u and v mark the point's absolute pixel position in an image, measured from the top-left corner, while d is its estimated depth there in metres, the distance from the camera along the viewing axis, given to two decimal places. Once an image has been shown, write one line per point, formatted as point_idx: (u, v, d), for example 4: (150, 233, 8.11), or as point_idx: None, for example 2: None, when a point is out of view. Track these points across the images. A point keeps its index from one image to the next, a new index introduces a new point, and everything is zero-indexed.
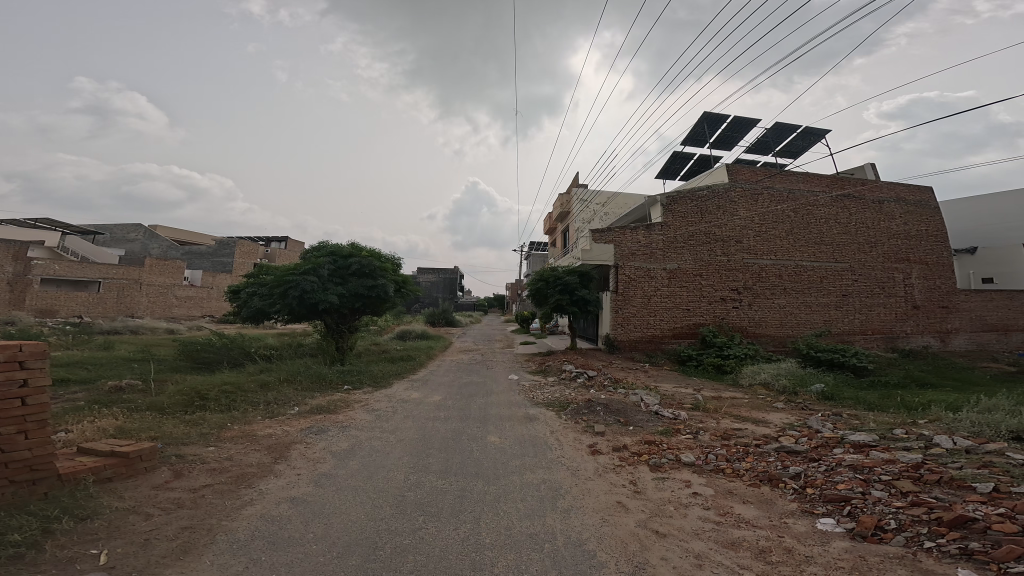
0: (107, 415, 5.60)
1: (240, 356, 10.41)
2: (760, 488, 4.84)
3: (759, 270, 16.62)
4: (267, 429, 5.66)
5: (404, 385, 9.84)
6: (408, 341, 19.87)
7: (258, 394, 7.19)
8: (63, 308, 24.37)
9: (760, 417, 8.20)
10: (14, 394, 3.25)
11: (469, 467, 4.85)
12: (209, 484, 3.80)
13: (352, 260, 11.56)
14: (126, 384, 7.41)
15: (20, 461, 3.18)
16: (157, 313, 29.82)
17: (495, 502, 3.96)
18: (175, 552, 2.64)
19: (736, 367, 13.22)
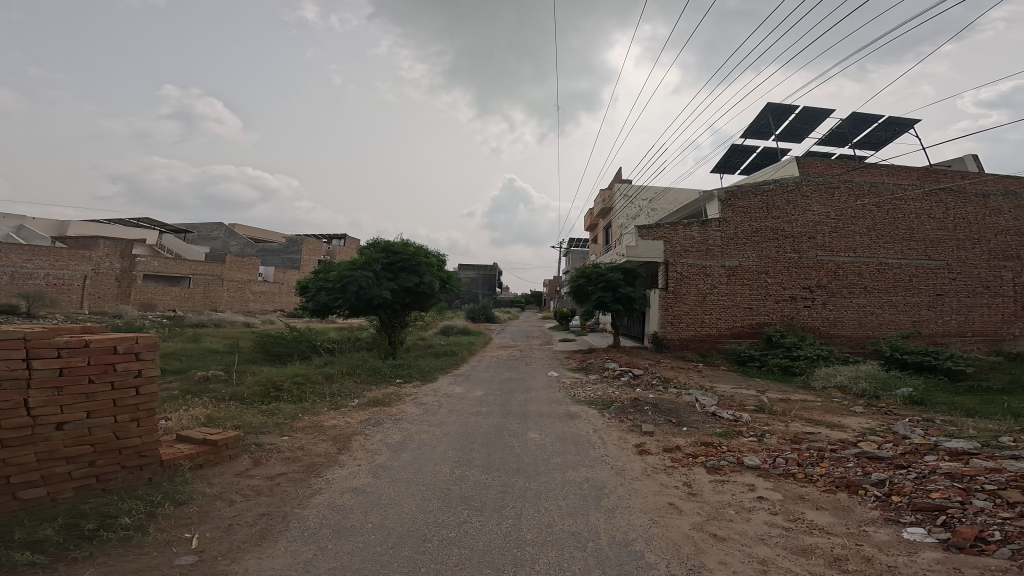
0: (198, 404, 6.32)
1: (307, 349, 11.27)
2: (836, 494, 4.49)
3: (834, 268, 15.18)
4: (332, 420, 6.12)
5: (449, 379, 10.17)
6: (449, 336, 20.39)
7: (323, 385, 7.77)
8: (158, 302, 27.52)
9: (835, 421, 7.56)
10: (130, 384, 3.76)
11: (512, 463, 4.93)
12: (283, 472, 4.19)
13: (403, 256, 12.06)
14: (211, 374, 8.33)
15: (130, 448, 3.69)
16: (236, 306, 33.13)
17: (538, 498, 4.00)
18: (253, 538, 2.94)
19: (807, 368, 12.24)
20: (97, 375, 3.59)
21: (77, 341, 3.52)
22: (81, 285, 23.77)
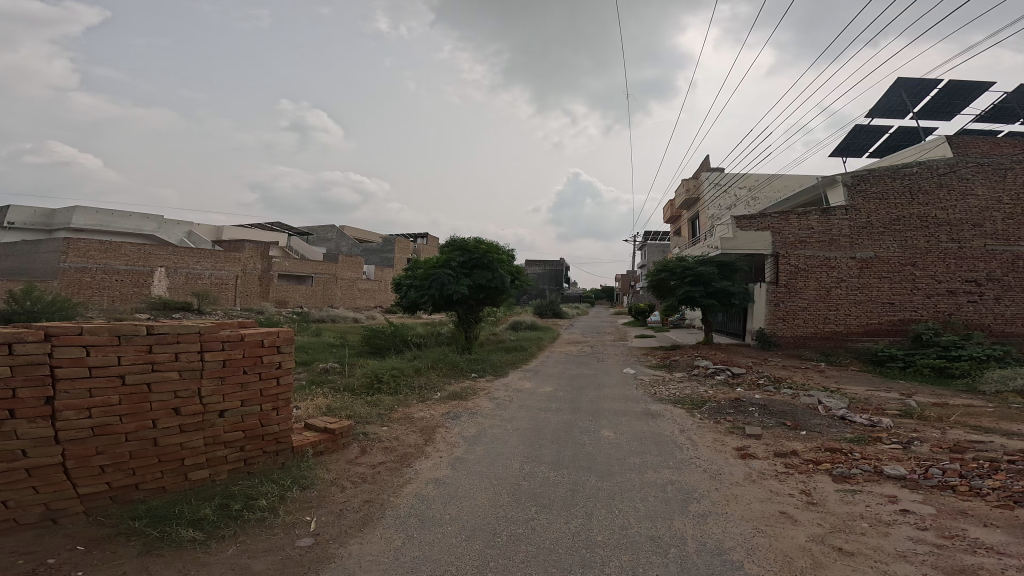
0: (320, 394, 7.35)
1: (401, 343, 12.38)
2: (1013, 511, 3.74)
3: (1010, 258, 12.55)
4: (419, 412, 6.71)
5: (520, 374, 10.42)
6: (522, 331, 20.78)
7: (413, 377, 8.51)
8: (290, 299, 32.47)
9: (1013, 430, 6.19)
10: (273, 374, 4.53)
11: (584, 461, 4.95)
12: (382, 460, 4.72)
13: (475, 254, 12.63)
14: (330, 366, 9.61)
15: (271, 435, 4.46)
16: (348, 301, 37.61)
17: (611, 499, 3.97)
18: (358, 524, 3.38)
19: (971, 371, 10.05)
20: (251, 365, 4.36)
21: (236, 335, 4.26)
22: (235, 284, 29.01)
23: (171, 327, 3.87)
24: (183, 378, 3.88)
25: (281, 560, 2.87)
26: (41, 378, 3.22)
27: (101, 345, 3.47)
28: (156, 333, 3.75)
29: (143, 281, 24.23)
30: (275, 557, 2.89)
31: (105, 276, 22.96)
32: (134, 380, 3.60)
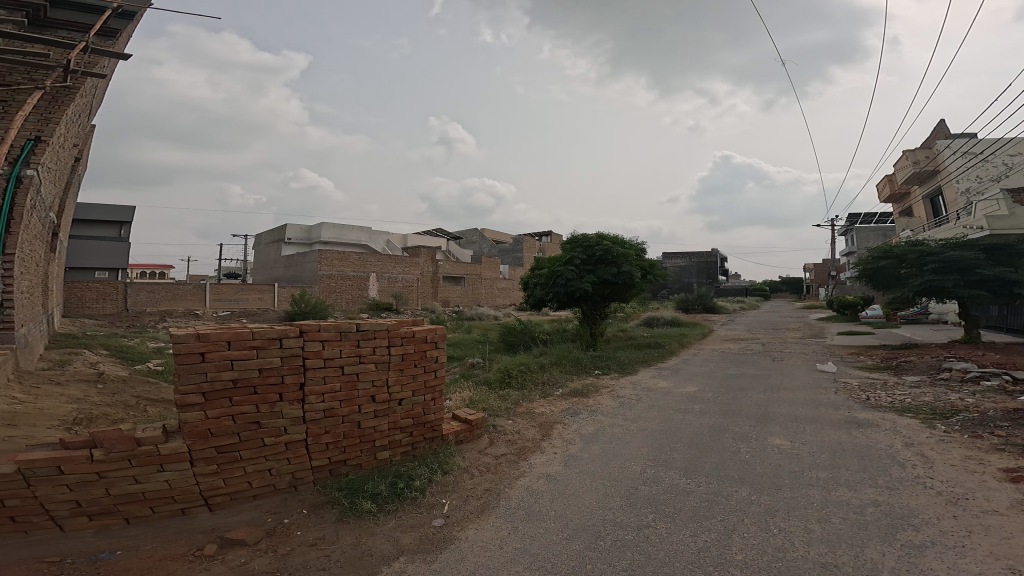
0: (465, 387, 8.29)
1: (530, 340, 13.06)
2: None
3: None
4: (541, 408, 7.02)
5: (652, 373, 9.98)
6: (655, 327, 19.82)
7: (538, 373, 8.96)
8: (451, 298, 37.03)
9: None
10: (434, 368, 5.12)
11: (726, 470, 4.55)
12: (504, 452, 5.15)
13: (597, 248, 12.60)
14: (475, 361, 10.79)
15: (430, 423, 5.07)
16: (491, 299, 41.02)
17: (763, 515, 3.60)
18: (477, 510, 3.81)
19: None
20: (420, 359, 4.98)
21: (410, 332, 4.91)
22: (416, 285, 34.12)
23: (367, 325, 4.59)
24: (376, 370, 4.62)
25: (420, 538, 3.39)
26: (294, 367, 4.09)
27: (328, 340, 4.27)
28: (363, 329, 4.52)
29: (364, 285, 30.66)
30: (416, 533, 3.44)
31: (341, 281, 29.53)
32: (347, 371, 4.39)
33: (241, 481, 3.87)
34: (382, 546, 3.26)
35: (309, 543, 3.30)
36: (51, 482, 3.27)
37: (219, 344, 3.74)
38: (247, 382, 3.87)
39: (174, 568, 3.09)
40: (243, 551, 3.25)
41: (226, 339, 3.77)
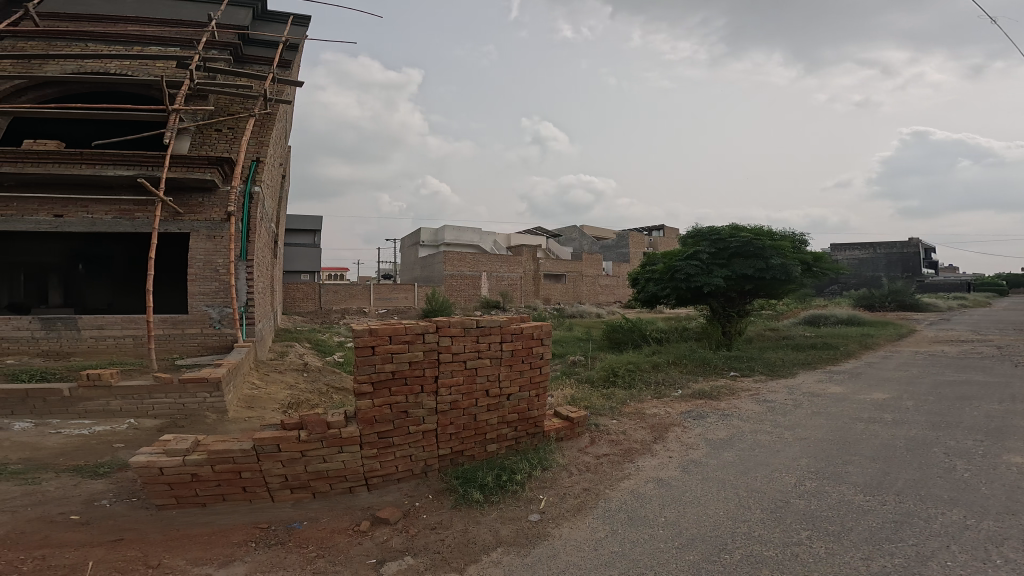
0: (566, 384, 8.16)
1: (639, 338, 12.33)
2: None
3: None
4: (653, 408, 6.44)
5: (818, 376, 8.36)
6: (821, 326, 16.53)
7: (651, 373, 8.35)
8: (552, 296, 36.70)
9: None
10: (538, 365, 4.92)
11: (913, 489, 3.56)
12: (606, 453, 4.82)
13: (733, 241, 11.31)
14: (576, 359, 10.63)
15: (532, 418, 4.90)
16: (593, 297, 39.78)
17: (986, 546, 2.76)
18: (574, 509, 3.67)
19: None
20: (527, 355, 4.81)
21: (519, 328, 4.75)
22: (520, 284, 34.86)
23: (485, 320, 4.53)
24: (492, 365, 4.56)
25: (516, 531, 3.40)
26: (431, 361, 4.21)
27: (456, 335, 4.32)
28: (483, 326, 4.48)
29: (477, 283, 32.54)
30: (514, 526, 3.46)
31: (462, 280, 31.80)
32: (468, 365, 4.40)
33: (392, 464, 4.11)
34: (483, 536, 3.35)
35: (430, 527, 3.50)
36: (272, 458, 3.76)
37: (383, 338, 3.98)
38: (398, 375, 4.06)
39: (342, 542, 3.37)
40: (387, 530, 3.50)
41: (388, 333, 4.00)
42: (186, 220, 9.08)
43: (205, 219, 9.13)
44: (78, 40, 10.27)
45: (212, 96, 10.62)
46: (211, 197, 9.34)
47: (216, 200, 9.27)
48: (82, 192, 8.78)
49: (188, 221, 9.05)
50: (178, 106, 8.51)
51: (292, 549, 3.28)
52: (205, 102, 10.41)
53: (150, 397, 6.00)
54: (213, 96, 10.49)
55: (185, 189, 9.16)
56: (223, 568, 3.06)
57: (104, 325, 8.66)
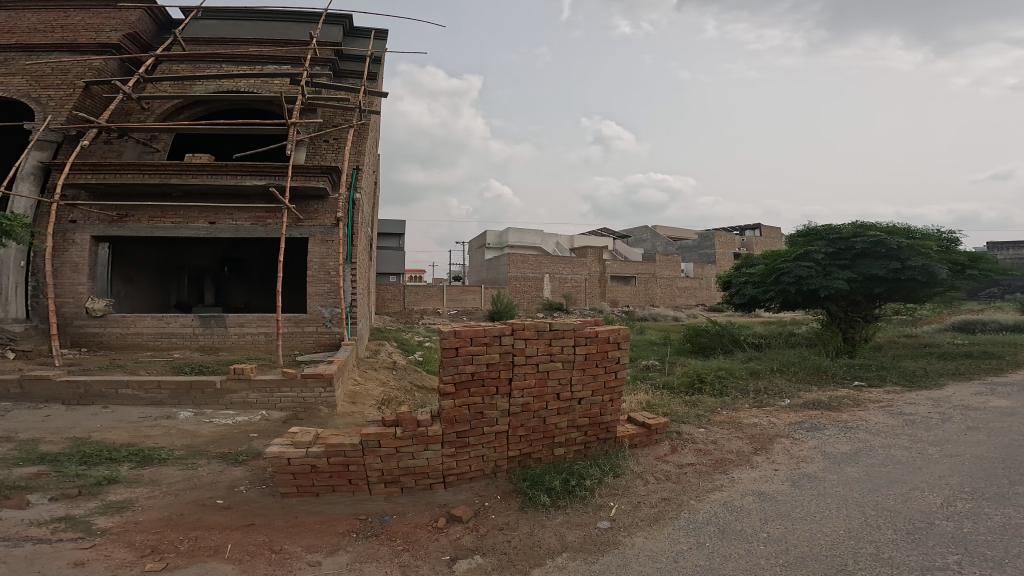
0: (643, 390, 7.73)
1: (729, 342, 11.87)
2: None
3: None
4: (752, 419, 5.79)
5: (971, 389, 6.98)
6: (976, 335, 13.72)
7: (746, 381, 7.69)
8: (621, 299, 35.08)
9: None
10: (615, 369, 4.69)
11: None
12: (693, 462, 4.42)
13: (857, 241, 11.34)
14: (650, 364, 10.39)
15: (604, 423, 4.68)
16: (666, 301, 37.21)
17: None
18: (650, 518, 3.42)
19: None
20: (601, 359, 4.60)
21: (593, 331, 4.55)
22: (583, 286, 33.56)
23: (558, 323, 4.37)
24: (564, 368, 4.41)
25: (583, 538, 3.24)
26: (507, 363, 4.13)
27: (529, 337, 4.20)
28: (557, 328, 4.34)
29: (540, 285, 32.03)
30: (580, 532, 3.30)
31: (522, 282, 31.56)
32: (540, 367, 4.27)
33: (467, 463, 4.12)
34: (549, 540, 3.24)
35: (498, 527, 3.44)
36: (373, 453, 3.90)
37: (466, 340, 3.97)
38: (476, 377, 4.03)
39: (422, 537, 3.38)
40: (460, 528, 3.48)
41: (470, 335, 3.99)
42: (305, 225, 10.11)
43: (320, 224, 10.11)
44: (215, 62, 10.72)
45: (319, 110, 11.01)
46: (324, 203, 10.25)
47: (328, 206, 10.21)
48: (224, 201, 9.87)
49: (306, 227, 10.08)
50: (295, 121, 8.99)
51: (384, 542, 3.33)
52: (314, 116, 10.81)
53: (279, 391, 6.72)
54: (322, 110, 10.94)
55: (304, 197, 10.15)
56: (330, 557, 3.16)
57: (245, 323, 9.75)
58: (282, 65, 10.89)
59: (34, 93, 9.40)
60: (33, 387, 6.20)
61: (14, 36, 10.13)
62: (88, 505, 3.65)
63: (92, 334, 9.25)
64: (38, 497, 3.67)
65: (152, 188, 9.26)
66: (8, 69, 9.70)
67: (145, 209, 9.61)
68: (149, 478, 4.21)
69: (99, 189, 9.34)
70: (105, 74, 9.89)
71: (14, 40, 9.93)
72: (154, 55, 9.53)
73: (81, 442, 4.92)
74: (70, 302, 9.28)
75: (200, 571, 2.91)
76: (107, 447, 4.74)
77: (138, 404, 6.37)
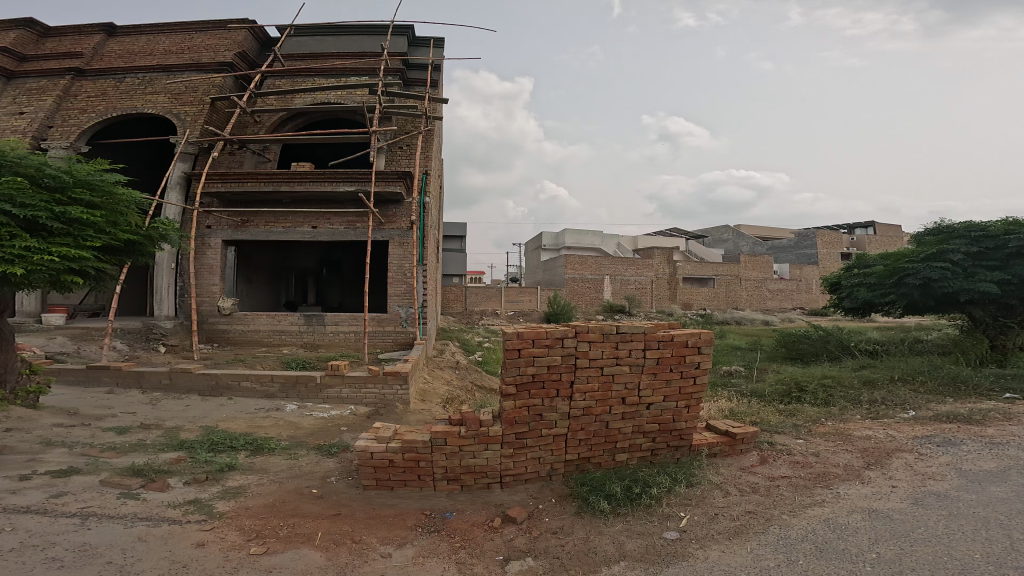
0: (727, 396, 7.35)
1: (837, 349, 10.65)
2: None
3: None
4: (864, 431, 5.07)
5: None
6: None
7: (862, 391, 6.75)
8: (694, 301, 32.58)
9: None
10: (691, 374, 4.36)
11: None
12: (787, 475, 4.03)
13: (1008, 238, 9.75)
14: (735, 371, 9.89)
15: (677, 430, 4.40)
16: (757, 304, 34.35)
17: None
18: (729, 532, 3.22)
19: None
20: (676, 364, 4.30)
21: (667, 335, 4.26)
22: (652, 287, 31.34)
23: (625, 326, 4.16)
24: (631, 372, 4.19)
25: (646, 547, 3.11)
26: (569, 366, 4.00)
27: (594, 340, 4.03)
28: (624, 331, 4.12)
29: (599, 287, 29.97)
30: (643, 541, 3.16)
31: (580, 283, 29.47)
32: (605, 371, 4.09)
33: (523, 464, 4.10)
34: (606, 546, 3.14)
35: (551, 530, 3.38)
36: (440, 450, 4.00)
37: (528, 341, 3.90)
38: (537, 379, 3.96)
39: (477, 535, 3.41)
40: (514, 529, 3.47)
41: (531, 336, 3.92)
42: (386, 228, 10.95)
43: (398, 227, 10.94)
44: (309, 77, 11.88)
45: (394, 118, 11.87)
46: (401, 207, 11.04)
47: (404, 210, 10.99)
48: (321, 207, 11.02)
49: (388, 229, 10.95)
50: (374, 128, 9.83)
51: (444, 538, 3.38)
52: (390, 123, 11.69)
53: (367, 387, 7.30)
54: (395, 118, 11.71)
55: (385, 201, 10.98)
56: (399, 549, 3.27)
57: (339, 322, 10.84)
58: (362, 76, 11.83)
59: (176, 110, 10.97)
60: (179, 379, 7.19)
61: (154, 57, 11.60)
62: (212, 489, 4.14)
63: (221, 330, 10.71)
64: (176, 481, 4.21)
65: (266, 196, 10.61)
66: (153, 88, 11.25)
67: (262, 215, 10.96)
68: (260, 466, 4.72)
69: (228, 198, 10.73)
70: (225, 90, 11.31)
71: (155, 62, 11.41)
72: (262, 71, 10.69)
73: (210, 430, 5.67)
74: (207, 301, 10.77)
75: (295, 557, 3.13)
76: (229, 436, 5.40)
77: (255, 396, 7.22)
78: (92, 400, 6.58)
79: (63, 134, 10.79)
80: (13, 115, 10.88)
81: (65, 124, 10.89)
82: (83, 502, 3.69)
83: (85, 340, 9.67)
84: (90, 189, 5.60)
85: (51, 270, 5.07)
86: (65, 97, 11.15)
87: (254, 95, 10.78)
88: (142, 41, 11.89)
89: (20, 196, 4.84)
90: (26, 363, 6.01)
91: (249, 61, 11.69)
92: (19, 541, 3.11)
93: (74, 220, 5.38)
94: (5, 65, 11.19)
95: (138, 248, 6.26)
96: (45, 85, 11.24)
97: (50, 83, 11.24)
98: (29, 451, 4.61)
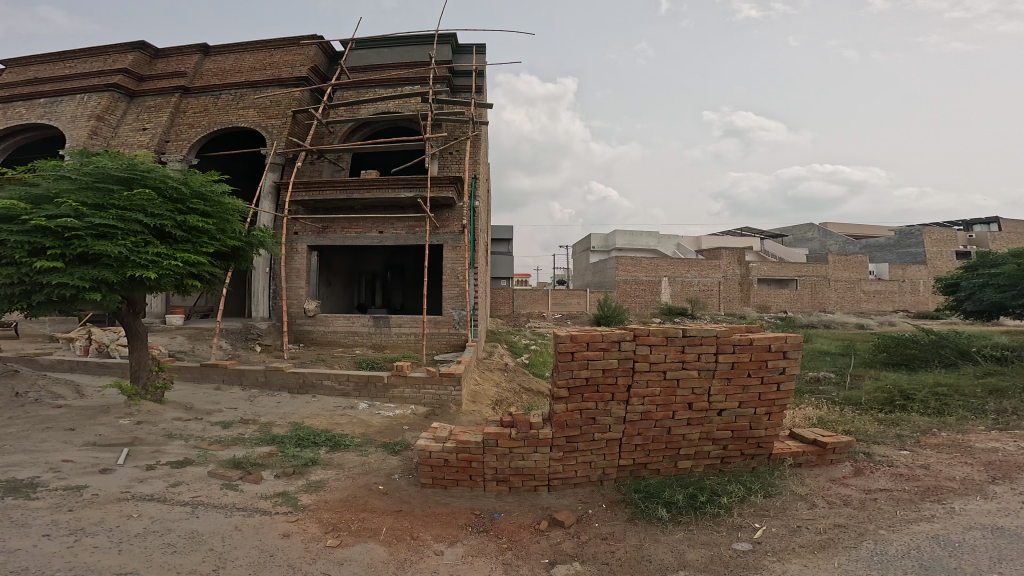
0: (816, 403, 6.83)
1: (954, 356, 9.14)
2: None
3: None
4: (990, 443, 4.64)
5: None
6: None
7: (985, 399, 6.21)
8: (772, 304, 29.74)
9: None
10: (774, 379, 3.98)
11: None
12: (887, 488, 3.68)
13: None
14: (822, 376, 8.88)
15: (754, 439, 4.05)
16: (848, 307, 30.72)
17: None
18: (814, 545, 2.97)
19: None
20: (755, 369, 3.94)
21: (744, 339, 3.92)
22: (719, 289, 29.24)
23: (693, 329, 3.87)
24: (699, 377, 3.90)
25: (711, 557, 2.94)
26: (626, 370, 3.83)
27: (655, 344, 3.82)
28: (690, 335, 3.84)
29: (656, 289, 28.26)
30: (708, 551, 2.98)
31: (635, 285, 28.04)
32: (667, 376, 3.86)
33: (572, 468, 3.99)
34: (663, 555, 2.99)
35: (601, 536, 3.27)
36: (491, 451, 4.01)
37: (581, 345, 3.78)
38: (592, 382, 3.83)
39: (524, 537, 3.37)
40: (561, 533, 3.38)
41: (585, 340, 3.79)
42: (440, 232, 11.49)
43: (450, 231, 11.45)
44: (370, 87, 13.01)
45: (445, 124, 12.54)
46: (453, 212, 11.56)
47: (456, 214, 11.49)
48: (386, 212, 11.90)
49: (442, 233, 11.46)
50: (426, 135, 10.45)
51: (492, 538, 3.38)
52: (440, 130, 12.36)
53: (426, 387, 7.57)
54: (446, 125, 12.31)
55: (439, 207, 11.58)
56: (450, 547, 3.30)
57: (402, 323, 11.53)
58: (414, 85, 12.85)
59: (264, 123, 12.55)
60: (272, 377, 7.93)
61: (241, 74, 13.30)
62: (298, 483, 4.48)
63: (306, 330, 11.77)
64: (268, 474, 4.62)
65: (341, 202, 11.63)
66: (243, 103, 12.95)
67: (338, 221, 11.98)
68: (337, 462, 5.06)
69: (310, 204, 11.86)
70: (302, 103, 12.69)
71: (244, 78, 13.09)
72: (331, 84, 11.85)
73: (297, 427, 6.20)
74: (295, 304, 11.86)
75: (363, 551, 3.25)
76: (313, 432, 5.87)
77: (334, 394, 7.77)
78: (204, 395, 7.50)
79: (177, 147, 12.77)
80: (137, 131, 13.05)
81: (178, 138, 12.90)
82: (193, 492, 4.15)
83: (198, 340, 11.13)
84: (204, 199, 6.55)
85: (175, 274, 5.99)
86: (176, 113, 13.18)
87: (327, 107, 11.97)
88: (230, 59, 13.67)
89: (151, 207, 5.80)
90: (155, 361, 6.98)
91: (319, 74, 13.15)
92: (143, 526, 3.49)
93: (191, 228, 6.28)
94: (127, 85, 13.36)
95: (241, 253, 7.21)
96: (160, 102, 13.34)
97: (164, 101, 13.32)
98: (156, 443, 5.34)
